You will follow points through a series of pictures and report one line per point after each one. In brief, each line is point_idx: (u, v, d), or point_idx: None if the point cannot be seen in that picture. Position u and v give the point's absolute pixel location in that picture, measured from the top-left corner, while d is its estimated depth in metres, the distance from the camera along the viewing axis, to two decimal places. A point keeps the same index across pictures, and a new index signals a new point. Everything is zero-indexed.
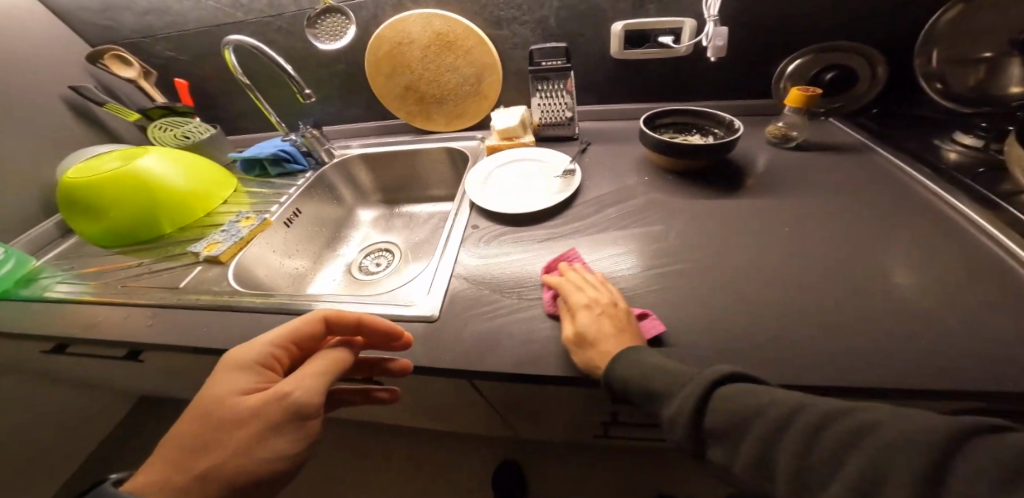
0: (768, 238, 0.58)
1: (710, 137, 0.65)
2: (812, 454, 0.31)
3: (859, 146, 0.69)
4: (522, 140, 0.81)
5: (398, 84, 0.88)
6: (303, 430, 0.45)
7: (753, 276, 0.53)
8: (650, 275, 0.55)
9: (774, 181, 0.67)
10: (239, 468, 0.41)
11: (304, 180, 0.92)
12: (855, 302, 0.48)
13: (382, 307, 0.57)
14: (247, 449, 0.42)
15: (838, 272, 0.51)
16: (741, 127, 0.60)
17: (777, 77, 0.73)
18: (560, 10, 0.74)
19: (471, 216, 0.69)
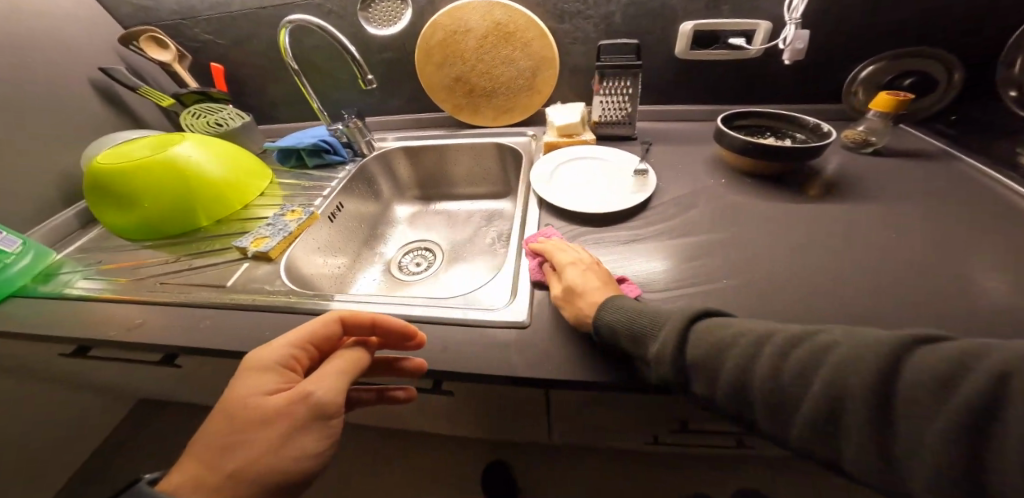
0: (856, 244, 0.57)
1: (790, 141, 0.66)
2: (785, 375, 0.32)
3: (938, 152, 0.69)
4: (581, 137, 0.78)
5: (447, 75, 0.84)
6: (327, 429, 0.42)
7: (852, 283, 0.52)
8: (745, 279, 0.54)
9: (847, 186, 0.66)
10: (269, 469, 0.39)
11: (345, 173, 0.87)
12: (958, 308, 0.47)
13: (465, 308, 0.54)
14: (276, 452, 0.39)
15: (934, 278, 0.51)
16: (833, 133, 0.61)
17: (849, 82, 0.74)
18: (628, 7, 0.72)
19: (542, 215, 0.67)
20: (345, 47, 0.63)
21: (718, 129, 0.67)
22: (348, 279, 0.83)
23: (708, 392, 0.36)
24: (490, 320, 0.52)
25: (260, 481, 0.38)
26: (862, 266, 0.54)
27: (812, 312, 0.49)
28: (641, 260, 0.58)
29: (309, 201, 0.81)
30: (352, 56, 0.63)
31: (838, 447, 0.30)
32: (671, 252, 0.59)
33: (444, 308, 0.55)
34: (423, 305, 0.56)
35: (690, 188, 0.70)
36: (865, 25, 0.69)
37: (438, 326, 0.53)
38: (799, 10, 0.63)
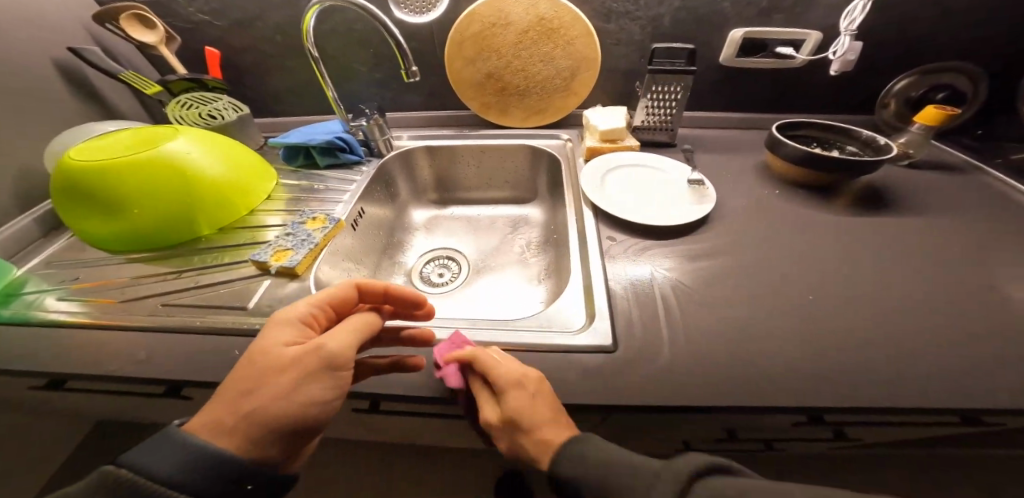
0: (915, 257, 0.57)
1: (844, 152, 0.67)
2: None
3: (966, 165, 0.73)
4: (625, 143, 0.75)
5: (479, 71, 0.78)
6: (343, 382, 0.37)
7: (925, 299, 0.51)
8: (823, 296, 0.52)
9: (889, 200, 0.67)
10: (281, 418, 0.34)
11: (364, 175, 0.79)
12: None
13: (540, 332, 0.49)
14: (287, 400, 0.34)
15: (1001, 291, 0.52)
16: (892, 149, 0.62)
17: (884, 94, 0.75)
18: (679, 10, 0.70)
19: (599, 227, 0.64)
20: (389, 29, 0.56)
21: (774, 137, 0.68)
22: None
23: None
24: (572, 344, 0.47)
25: (273, 431, 0.33)
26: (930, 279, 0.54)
27: (899, 329, 0.48)
28: (716, 275, 0.55)
29: (328, 207, 0.73)
30: (396, 41, 0.56)
31: None
32: (743, 266, 0.57)
33: (518, 331, 0.50)
34: (490, 329, 0.50)
35: (746, 200, 0.68)
36: (902, 42, 0.70)
37: (515, 353, 0.48)
38: (855, 22, 0.63)
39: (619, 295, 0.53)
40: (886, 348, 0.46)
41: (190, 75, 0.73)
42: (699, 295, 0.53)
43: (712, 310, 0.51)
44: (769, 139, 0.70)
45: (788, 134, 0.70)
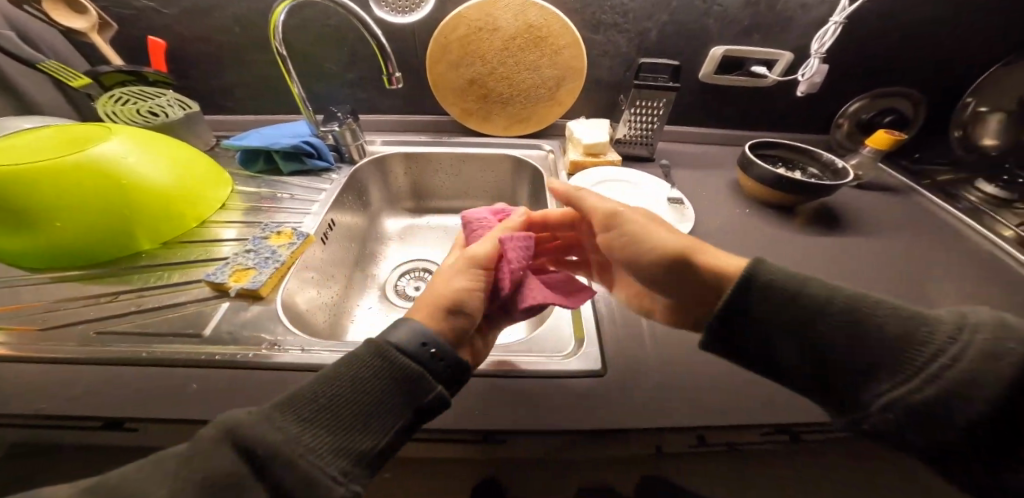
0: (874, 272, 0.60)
1: (808, 173, 0.70)
2: None
3: (904, 187, 0.77)
4: (607, 157, 0.74)
5: (461, 76, 0.75)
6: (481, 277, 0.45)
7: None
8: None
9: (849, 216, 0.70)
10: (461, 301, 0.42)
11: (333, 183, 0.73)
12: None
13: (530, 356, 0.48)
14: (467, 285, 0.43)
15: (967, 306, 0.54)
16: (849, 173, 0.65)
17: (839, 114, 0.79)
18: (665, 25, 0.70)
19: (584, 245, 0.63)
20: (369, 28, 0.51)
21: (746, 157, 0.70)
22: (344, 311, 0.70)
23: None
24: (563, 370, 0.46)
25: (452, 311, 0.40)
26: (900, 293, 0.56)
27: None
28: None
29: (294, 220, 0.66)
30: (377, 40, 0.51)
31: None
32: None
33: (506, 356, 0.48)
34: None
35: (725, 217, 0.69)
36: (864, 68, 0.75)
37: (506, 382, 0.45)
38: (826, 46, 0.66)
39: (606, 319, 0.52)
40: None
41: (128, 67, 0.65)
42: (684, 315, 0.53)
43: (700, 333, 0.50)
44: (742, 158, 0.71)
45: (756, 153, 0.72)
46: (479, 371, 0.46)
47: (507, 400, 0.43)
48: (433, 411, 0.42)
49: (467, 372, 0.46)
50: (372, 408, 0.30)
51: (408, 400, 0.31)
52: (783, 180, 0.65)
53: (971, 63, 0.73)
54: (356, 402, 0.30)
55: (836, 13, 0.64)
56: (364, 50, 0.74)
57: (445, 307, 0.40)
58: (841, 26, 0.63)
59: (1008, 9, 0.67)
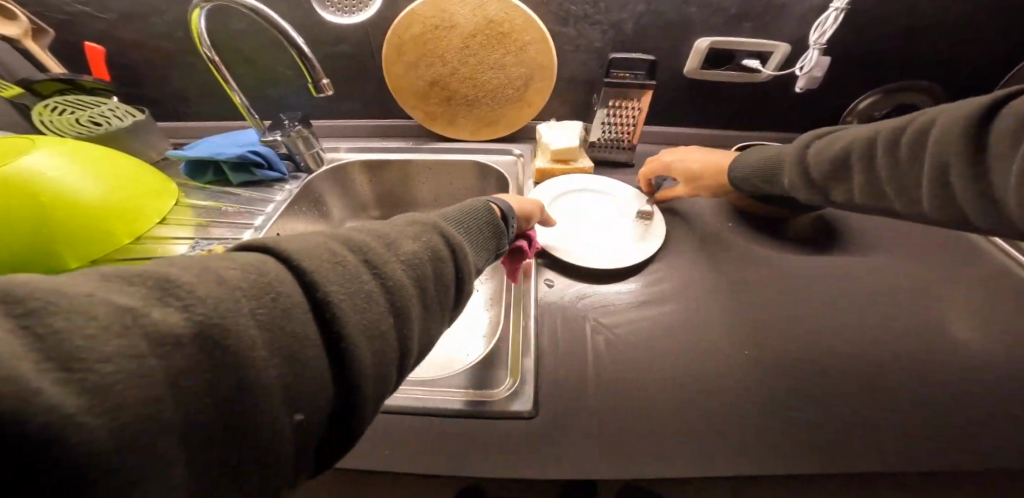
0: (873, 298, 0.52)
1: None
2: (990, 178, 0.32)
3: None
4: (578, 164, 0.68)
5: (422, 78, 0.69)
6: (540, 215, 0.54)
7: (877, 351, 0.46)
8: (773, 347, 0.47)
9: (852, 229, 0.62)
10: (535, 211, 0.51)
11: (284, 194, 0.68)
12: (993, 381, 0.43)
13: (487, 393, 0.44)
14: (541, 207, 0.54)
15: (969, 345, 0.47)
16: None
17: (847, 111, 0.70)
18: (642, 16, 0.63)
19: (539, 266, 0.56)
20: (286, 34, 0.44)
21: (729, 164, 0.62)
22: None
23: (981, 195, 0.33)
24: (491, 411, 0.42)
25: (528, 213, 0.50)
26: (890, 326, 0.49)
27: (861, 390, 0.42)
28: (664, 329, 0.48)
29: (234, 236, 0.62)
30: (298, 49, 0.45)
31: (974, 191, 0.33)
32: (693, 315, 0.50)
33: (449, 394, 0.44)
34: (430, 395, 0.44)
35: (700, 232, 0.61)
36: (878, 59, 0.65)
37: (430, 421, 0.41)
38: (826, 35, 0.57)
39: (548, 352, 0.47)
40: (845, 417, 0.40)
41: (66, 75, 0.62)
42: (642, 348, 0.47)
43: (664, 356, 0.46)
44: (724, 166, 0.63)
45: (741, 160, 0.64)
46: (452, 412, 0.42)
47: (425, 445, 0.40)
48: (352, 451, 0.39)
49: (434, 412, 0.42)
50: (487, 241, 0.37)
51: (500, 242, 0.39)
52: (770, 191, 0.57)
53: (1006, 53, 0.63)
54: (482, 232, 0.36)
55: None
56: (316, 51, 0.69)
57: (529, 212, 0.50)
58: (843, 12, 0.54)
59: (1008, 7, 0.57)
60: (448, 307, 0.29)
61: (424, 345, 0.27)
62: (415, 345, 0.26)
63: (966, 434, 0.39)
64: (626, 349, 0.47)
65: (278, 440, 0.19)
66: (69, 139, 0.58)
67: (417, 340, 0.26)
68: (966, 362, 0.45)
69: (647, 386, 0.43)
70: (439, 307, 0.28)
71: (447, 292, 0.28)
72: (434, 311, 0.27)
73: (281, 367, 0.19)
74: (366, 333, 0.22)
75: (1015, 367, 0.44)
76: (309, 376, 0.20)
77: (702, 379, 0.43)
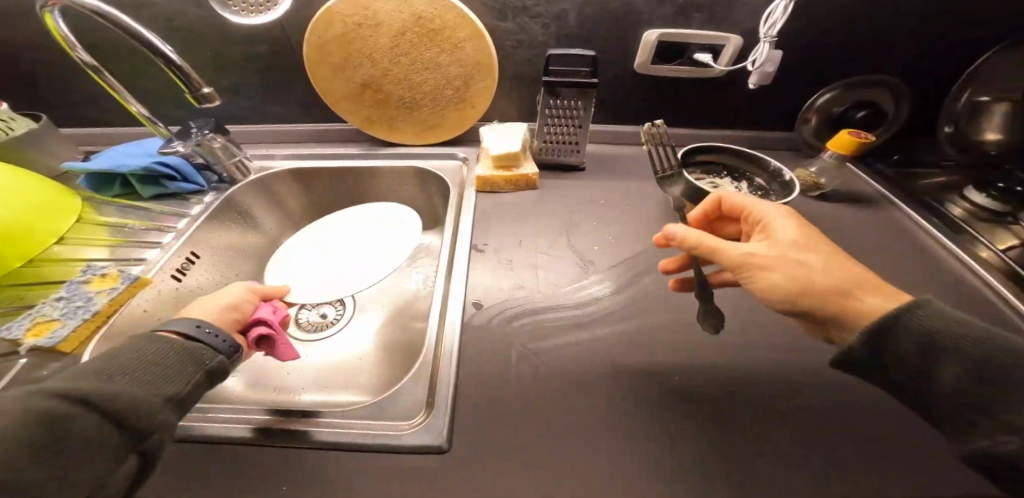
0: None
1: (751, 185, 0.58)
2: None
3: (878, 198, 0.63)
4: (521, 171, 0.63)
5: (352, 79, 0.63)
6: (249, 295, 0.45)
7: (824, 373, 0.42)
8: (712, 370, 0.43)
9: None
10: (235, 303, 0.43)
11: (202, 207, 0.63)
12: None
13: (302, 419, 0.40)
14: (245, 294, 0.44)
15: None
16: (796, 188, 0.53)
17: (805, 107, 0.65)
18: (583, 6, 0.58)
19: (468, 286, 0.52)
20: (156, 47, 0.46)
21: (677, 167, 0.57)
22: (273, 377, 0.55)
23: None
24: (402, 445, 0.38)
25: (224, 306, 0.41)
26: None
27: (808, 414, 0.39)
28: (597, 354, 0.45)
29: (136, 256, 0.56)
30: (169, 61, 0.46)
31: None
32: (631, 341, 0.46)
33: (360, 429, 0.39)
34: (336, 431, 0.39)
35: (646, 244, 0.57)
36: (837, 51, 0.61)
37: (334, 455, 0.37)
38: (777, 27, 0.52)
39: (470, 381, 0.43)
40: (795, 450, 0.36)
41: None
42: (573, 378, 0.43)
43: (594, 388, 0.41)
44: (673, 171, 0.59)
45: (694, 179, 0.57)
46: (239, 439, 0.38)
47: (319, 487, 0.35)
48: None
49: (230, 439, 0.38)
50: (173, 369, 0.31)
51: (198, 364, 0.33)
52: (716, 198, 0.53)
53: (967, 44, 0.59)
54: (154, 365, 0.31)
55: None
56: (236, 50, 0.64)
57: (226, 305, 0.41)
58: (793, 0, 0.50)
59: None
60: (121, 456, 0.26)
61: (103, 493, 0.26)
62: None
63: (918, 471, 0.35)
64: (554, 380, 0.42)
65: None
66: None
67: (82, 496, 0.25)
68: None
69: (576, 418, 0.39)
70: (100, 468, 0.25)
71: (106, 445, 0.26)
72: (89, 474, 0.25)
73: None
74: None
75: None
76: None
77: (634, 409, 0.40)
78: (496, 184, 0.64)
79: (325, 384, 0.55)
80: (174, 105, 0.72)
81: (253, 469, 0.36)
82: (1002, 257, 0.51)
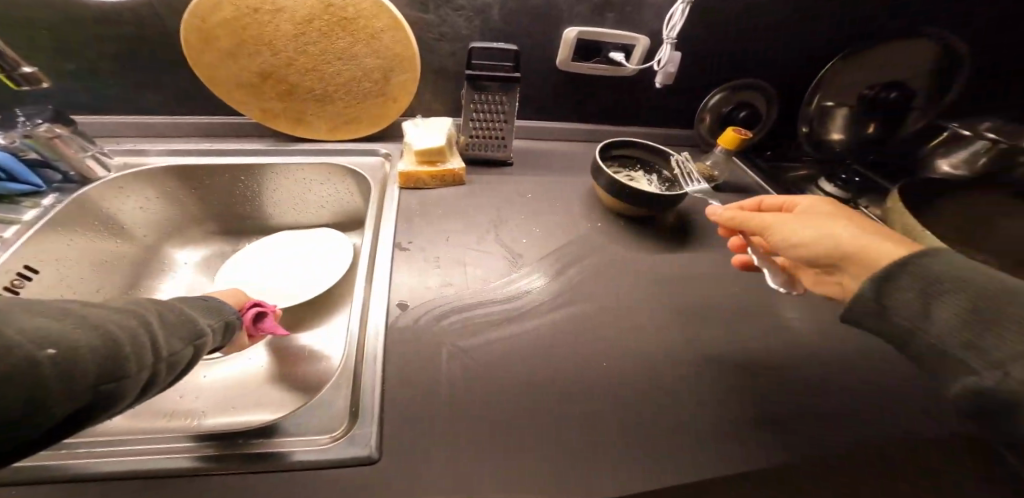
0: (723, 290, 0.54)
1: (660, 178, 0.63)
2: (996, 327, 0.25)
3: (759, 189, 0.73)
4: (447, 166, 0.62)
5: (249, 69, 0.56)
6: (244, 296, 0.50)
7: (726, 344, 0.47)
8: (633, 353, 0.45)
9: (706, 223, 0.65)
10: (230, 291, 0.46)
11: (41, 211, 0.50)
12: (821, 351, 0.48)
13: (229, 442, 0.34)
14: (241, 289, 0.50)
15: (802, 329, 0.50)
16: (696, 180, 0.59)
17: (700, 108, 0.74)
18: (505, 2, 0.59)
19: (392, 286, 0.49)
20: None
21: (596, 161, 0.60)
22: (156, 405, 0.46)
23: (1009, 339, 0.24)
24: (321, 461, 0.33)
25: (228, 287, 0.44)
26: (739, 311, 0.51)
27: (718, 379, 0.43)
28: (530, 344, 0.45)
29: None
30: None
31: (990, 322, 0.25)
32: (561, 329, 0.47)
33: (267, 449, 0.34)
34: (233, 457, 0.33)
35: (571, 235, 0.59)
36: (725, 60, 0.70)
37: (231, 484, 0.32)
38: (676, 29, 0.58)
39: (399, 384, 0.40)
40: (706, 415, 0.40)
41: None
42: (507, 370, 0.42)
43: (527, 379, 0.41)
44: (592, 165, 0.62)
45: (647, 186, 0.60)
46: (167, 470, 0.32)
47: None
48: None
49: (131, 474, 0.31)
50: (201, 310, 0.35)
51: (222, 313, 0.37)
52: (630, 190, 0.57)
53: (816, 58, 0.72)
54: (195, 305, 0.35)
55: None
56: (89, 19, 0.52)
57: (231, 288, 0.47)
58: (688, 7, 0.56)
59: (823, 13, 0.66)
60: (188, 336, 0.29)
61: (174, 357, 0.27)
62: (164, 359, 0.26)
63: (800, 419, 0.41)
64: (489, 375, 0.41)
65: (34, 426, 0.19)
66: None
67: (168, 348, 0.27)
68: (799, 334, 0.50)
69: (512, 408, 0.39)
70: (180, 335, 0.29)
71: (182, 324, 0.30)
72: (176, 332, 0.28)
73: (56, 352, 0.19)
74: (99, 337, 0.22)
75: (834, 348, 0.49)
76: (77, 362, 0.20)
77: (567, 393, 0.40)
78: (421, 180, 0.61)
79: (225, 407, 0.47)
80: None
81: None
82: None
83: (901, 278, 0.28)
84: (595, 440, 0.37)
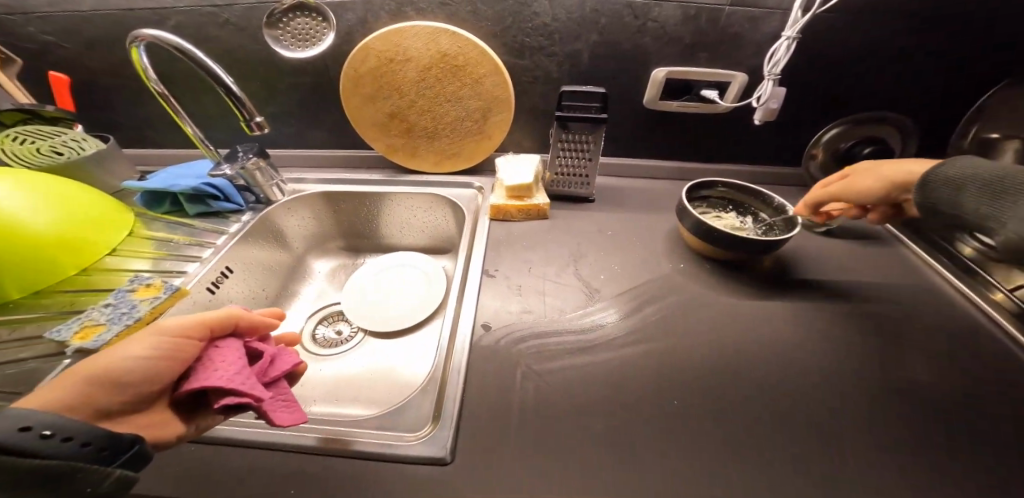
0: (824, 352, 0.49)
1: (754, 222, 0.60)
2: (992, 200, 0.37)
3: (889, 239, 0.65)
4: (534, 200, 0.67)
5: (381, 110, 0.69)
6: (150, 358, 0.35)
7: (816, 411, 0.43)
8: (707, 405, 0.43)
9: (809, 272, 0.59)
10: (137, 369, 0.34)
11: (239, 224, 0.68)
12: (953, 442, 0.40)
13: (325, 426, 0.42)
14: (145, 356, 0.35)
15: (928, 413, 0.43)
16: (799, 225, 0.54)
17: (812, 142, 0.67)
18: (596, 47, 0.62)
19: (478, 308, 0.55)
20: (220, 77, 0.52)
21: (681, 201, 0.59)
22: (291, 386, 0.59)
23: (987, 208, 0.37)
24: (405, 455, 0.39)
25: (118, 386, 0.34)
26: (841, 376, 0.46)
27: (800, 450, 0.40)
28: (600, 380, 0.46)
29: (177, 269, 0.61)
30: (230, 90, 0.53)
31: (991, 201, 0.37)
32: (631, 369, 0.47)
33: (369, 436, 0.41)
34: (347, 437, 0.41)
35: (651, 274, 0.59)
36: (842, 91, 0.63)
37: (343, 462, 0.40)
38: (779, 65, 0.55)
39: (474, 398, 0.44)
40: (776, 487, 0.37)
41: (30, 106, 0.66)
42: (575, 402, 0.44)
43: (590, 411, 0.43)
44: (677, 204, 0.61)
45: (739, 229, 0.59)
46: (282, 445, 0.41)
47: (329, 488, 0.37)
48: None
49: (250, 442, 0.41)
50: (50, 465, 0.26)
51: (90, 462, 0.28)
52: (716, 234, 0.55)
53: (973, 83, 0.60)
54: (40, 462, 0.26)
55: (790, 25, 0.53)
56: (276, 82, 0.71)
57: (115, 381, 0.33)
58: (795, 41, 0.53)
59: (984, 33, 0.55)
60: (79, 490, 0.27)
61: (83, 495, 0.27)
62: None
63: None
64: (562, 396, 0.44)
65: None
66: (29, 168, 0.61)
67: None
68: (920, 414, 0.42)
69: (572, 436, 0.41)
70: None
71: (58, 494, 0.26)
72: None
73: None
74: None
75: (974, 444, 0.40)
76: None
77: (627, 433, 0.41)
78: (509, 212, 0.67)
79: (338, 397, 0.58)
80: (220, 132, 0.80)
81: (268, 467, 0.39)
82: (1015, 299, 0.53)
83: (933, 182, 0.42)
84: (652, 486, 0.37)
